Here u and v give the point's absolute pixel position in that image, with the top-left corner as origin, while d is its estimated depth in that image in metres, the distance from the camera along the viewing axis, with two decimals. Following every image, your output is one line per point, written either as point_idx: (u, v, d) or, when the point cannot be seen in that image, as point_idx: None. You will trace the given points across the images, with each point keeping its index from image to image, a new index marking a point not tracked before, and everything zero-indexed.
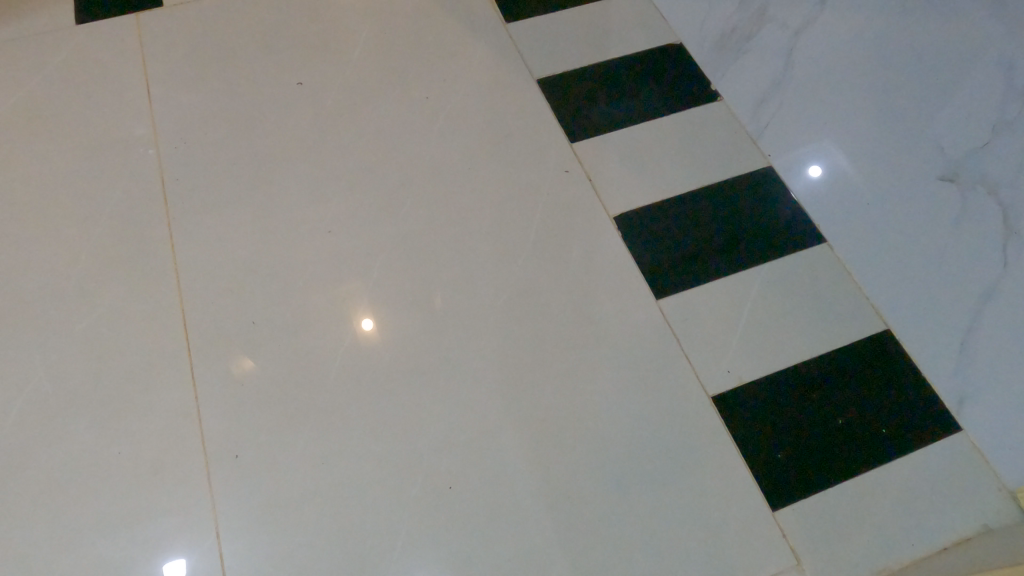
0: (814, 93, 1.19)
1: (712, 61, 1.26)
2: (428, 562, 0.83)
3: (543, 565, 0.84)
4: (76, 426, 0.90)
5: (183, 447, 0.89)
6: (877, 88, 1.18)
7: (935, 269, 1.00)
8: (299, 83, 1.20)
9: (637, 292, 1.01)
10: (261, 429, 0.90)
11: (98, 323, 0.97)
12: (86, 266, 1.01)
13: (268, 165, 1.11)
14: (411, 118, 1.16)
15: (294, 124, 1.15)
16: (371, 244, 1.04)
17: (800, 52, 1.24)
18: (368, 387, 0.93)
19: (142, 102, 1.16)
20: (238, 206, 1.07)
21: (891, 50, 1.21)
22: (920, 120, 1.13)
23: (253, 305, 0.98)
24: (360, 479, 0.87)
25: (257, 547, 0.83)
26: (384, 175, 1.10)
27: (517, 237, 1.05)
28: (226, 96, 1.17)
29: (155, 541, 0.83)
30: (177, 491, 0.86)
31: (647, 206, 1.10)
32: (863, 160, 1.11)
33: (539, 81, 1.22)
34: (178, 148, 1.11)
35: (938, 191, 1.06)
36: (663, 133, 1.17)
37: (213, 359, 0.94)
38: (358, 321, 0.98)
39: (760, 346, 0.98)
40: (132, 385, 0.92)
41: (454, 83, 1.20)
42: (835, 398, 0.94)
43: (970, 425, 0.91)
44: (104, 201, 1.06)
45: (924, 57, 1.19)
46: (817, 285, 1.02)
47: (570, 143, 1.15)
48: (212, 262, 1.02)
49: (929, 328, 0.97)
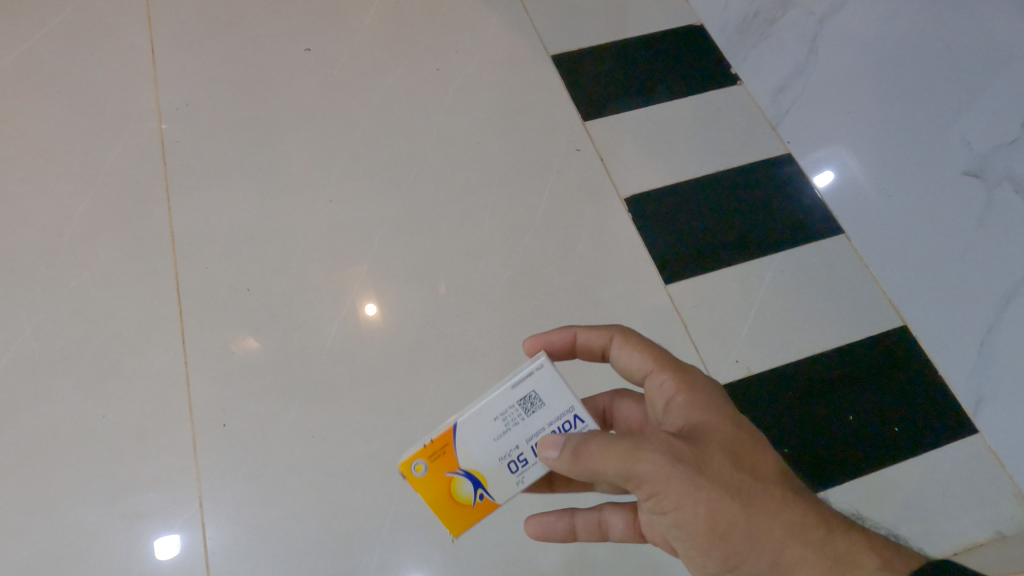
0: (835, 81, 1.13)
1: (733, 45, 1.22)
2: (417, 543, 0.81)
3: (537, 551, 0.82)
4: (62, 386, 0.87)
5: (170, 413, 0.86)
6: (899, 76, 1.08)
7: (954, 267, 0.95)
8: (307, 49, 1.16)
9: (646, 276, 0.98)
10: (250, 399, 0.87)
11: (88, 283, 0.94)
12: (81, 224, 0.98)
13: (271, 131, 1.08)
14: (420, 90, 1.13)
15: (299, 90, 1.12)
16: (373, 215, 1.01)
17: (823, 37, 1.16)
18: (362, 361, 0.90)
19: (145, 61, 1.13)
20: (239, 172, 1.04)
21: (939, 23, 1.05)
22: (949, 106, 1.02)
23: (249, 272, 0.96)
24: (350, 455, 0.85)
25: (241, 520, 0.81)
26: (390, 147, 1.07)
27: (523, 215, 1.02)
28: (232, 59, 1.14)
29: (137, 509, 0.81)
30: (162, 458, 0.84)
31: (660, 189, 1.06)
32: (883, 152, 1.06)
33: (555, 57, 1.18)
34: (180, 110, 1.08)
35: (956, 191, 0.98)
36: (680, 116, 1.14)
37: (206, 325, 0.92)
38: (357, 293, 0.95)
39: (771, 337, 0.95)
40: (121, 348, 0.90)
41: (465, 57, 1.17)
42: (848, 395, 0.91)
43: (986, 427, 0.88)
44: (101, 160, 1.03)
45: (984, 21, 1.01)
46: (834, 278, 1.00)
47: (583, 121, 1.12)
48: (210, 226, 0.99)
49: (948, 327, 0.93)
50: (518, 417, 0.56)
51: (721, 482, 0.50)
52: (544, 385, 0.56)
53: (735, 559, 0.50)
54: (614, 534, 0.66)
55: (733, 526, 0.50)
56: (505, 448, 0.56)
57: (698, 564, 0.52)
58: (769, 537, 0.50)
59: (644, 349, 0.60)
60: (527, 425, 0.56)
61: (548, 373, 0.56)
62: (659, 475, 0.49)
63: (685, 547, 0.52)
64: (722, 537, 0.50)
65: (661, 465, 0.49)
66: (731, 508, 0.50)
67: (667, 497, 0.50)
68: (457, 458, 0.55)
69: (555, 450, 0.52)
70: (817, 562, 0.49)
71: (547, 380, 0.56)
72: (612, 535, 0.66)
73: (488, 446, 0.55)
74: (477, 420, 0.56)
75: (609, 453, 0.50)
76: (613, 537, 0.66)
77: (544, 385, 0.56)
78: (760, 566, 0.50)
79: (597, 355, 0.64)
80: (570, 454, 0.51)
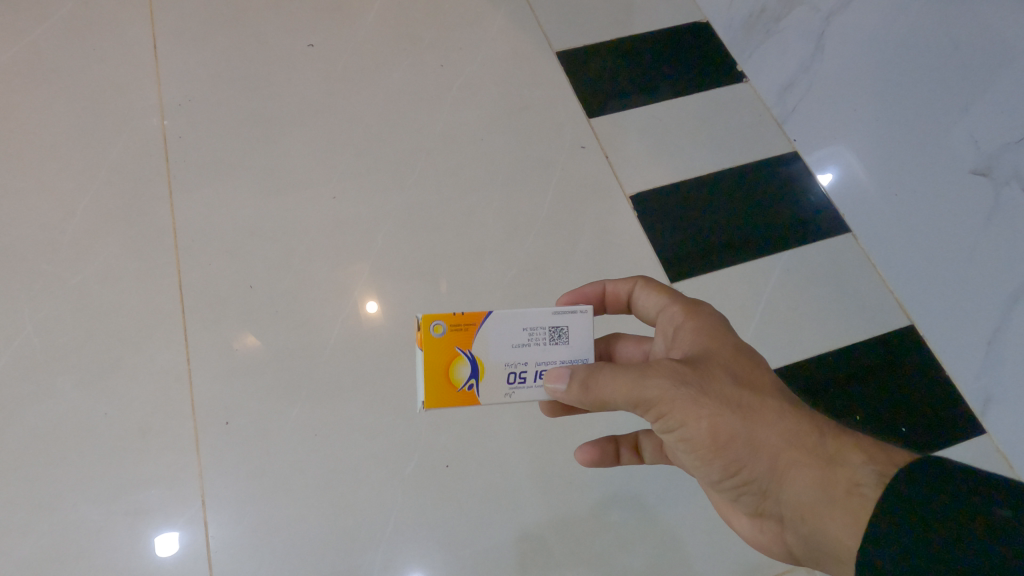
0: (843, 79, 1.13)
1: (738, 42, 1.21)
2: (420, 543, 0.80)
3: (540, 550, 0.81)
4: (63, 383, 0.87)
5: (171, 411, 0.86)
6: (907, 76, 1.10)
7: (964, 266, 0.96)
8: (310, 45, 1.16)
9: (651, 274, 0.98)
10: (252, 397, 0.87)
11: (90, 280, 0.93)
12: (82, 220, 0.97)
13: (274, 127, 1.07)
14: (424, 86, 1.12)
15: (302, 86, 1.11)
16: (376, 212, 1.00)
17: (831, 36, 1.17)
18: (365, 359, 0.90)
19: (148, 57, 1.12)
20: (242, 169, 1.03)
21: (920, 36, 1.12)
22: (951, 111, 1.05)
23: (252, 269, 0.95)
24: (353, 454, 0.84)
25: (243, 519, 0.80)
26: (394, 144, 1.06)
27: (527, 212, 1.02)
28: (235, 54, 1.14)
29: (138, 508, 0.80)
30: (163, 456, 0.83)
31: (665, 187, 1.06)
32: (890, 151, 1.06)
33: (559, 53, 1.18)
34: (182, 106, 1.08)
35: (967, 187, 1.00)
36: (685, 113, 1.13)
37: (209, 323, 0.91)
38: (360, 291, 0.95)
39: (776, 336, 0.94)
40: (122, 345, 0.89)
41: (469, 53, 1.16)
42: (854, 394, 0.90)
43: (994, 428, 0.88)
44: (103, 156, 1.03)
45: (966, 42, 1.09)
46: (840, 277, 0.99)
47: (588, 118, 1.11)
48: (212, 223, 0.98)
49: (956, 327, 0.93)
50: (542, 341, 0.61)
51: (721, 400, 0.54)
52: (579, 330, 0.61)
53: (739, 466, 0.55)
54: (648, 456, 0.72)
55: (733, 437, 0.54)
56: (516, 357, 0.60)
57: (706, 473, 0.57)
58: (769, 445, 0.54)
59: (657, 290, 0.67)
60: (546, 351, 0.61)
61: (584, 319, 0.62)
62: (665, 399, 0.53)
63: (693, 459, 0.57)
64: (723, 448, 0.54)
65: (666, 388, 0.53)
66: (731, 422, 0.54)
67: (672, 416, 0.54)
68: (474, 344, 0.59)
69: (563, 381, 0.57)
70: (814, 463, 0.53)
71: (581, 326, 0.62)
72: (647, 457, 0.73)
73: (505, 346, 0.60)
74: (510, 320, 0.60)
75: (615, 383, 0.54)
76: (646, 458, 0.73)
77: (576, 326, 0.62)
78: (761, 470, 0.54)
79: (621, 303, 0.71)
80: (579, 385, 0.56)
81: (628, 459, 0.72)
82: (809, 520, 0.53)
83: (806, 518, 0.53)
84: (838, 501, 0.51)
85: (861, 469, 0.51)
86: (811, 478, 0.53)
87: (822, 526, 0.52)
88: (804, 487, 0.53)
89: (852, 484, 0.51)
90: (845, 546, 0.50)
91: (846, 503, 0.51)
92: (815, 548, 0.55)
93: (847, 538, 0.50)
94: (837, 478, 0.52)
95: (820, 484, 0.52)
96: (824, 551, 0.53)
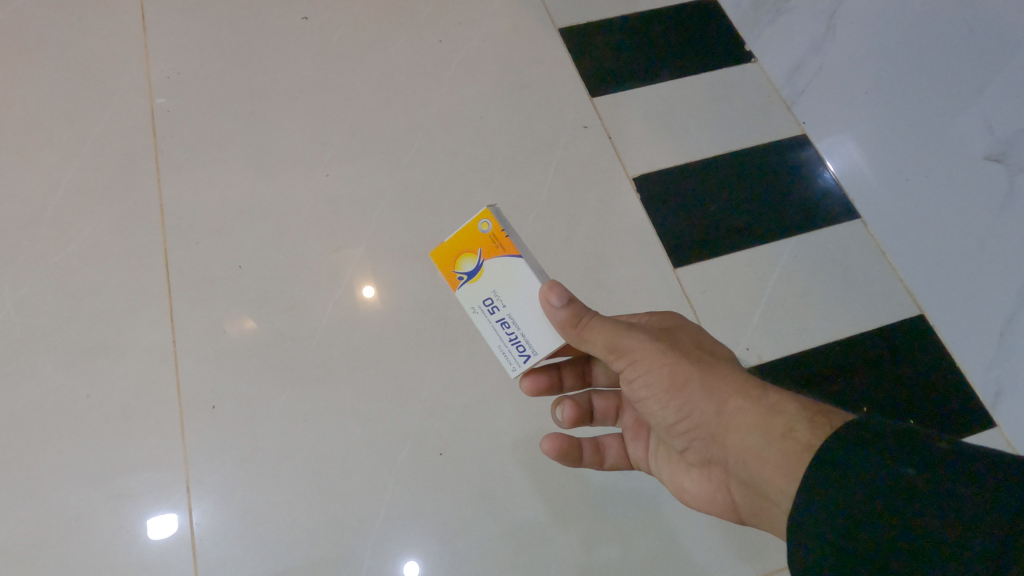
0: (854, 63, 1.09)
1: (747, 21, 1.17)
2: (413, 534, 0.78)
3: (537, 541, 0.79)
4: (44, 364, 0.84)
5: (157, 394, 0.83)
6: (917, 58, 1.04)
7: (974, 257, 0.92)
8: (304, 18, 1.12)
9: (653, 258, 0.95)
10: (241, 380, 0.84)
11: (73, 257, 0.90)
12: (66, 195, 0.94)
13: (265, 103, 1.03)
14: (422, 63, 1.09)
15: (295, 61, 1.08)
16: (372, 191, 0.97)
17: (842, 17, 1.12)
18: (357, 342, 0.87)
19: (135, 26, 1.08)
20: (233, 145, 1.00)
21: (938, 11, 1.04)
22: (962, 96, 0.99)
23: (243, 249, 0.92)
24: (345, 441, 0.81)
25: (229, 505, 0.78)
26: (390, 120, 1.03)
27: (526, 193, 0.98)
28: (226, 27, 1.10)
29: (122, 493, 0.78)
30: (148, 440, 0.80)
31: (669, 169, 1.02)
32: (898, 138, 1.02)
33: (562, 30, 1.14)
34: (172, 78, 1.04)
35: (978, 176, 0.95)
36: (692, 94, 1.10)
37: (197, 303, 0.88)
38: (355, 274, 0.91)
39: (782, 324, 0.92)
40: (107, 326, 0.86)
41: (470, 29, 1.12)
42: (863, 384, 0.88)
43: (1005, 422, 0.86)
44: (88, 129, 0.99)
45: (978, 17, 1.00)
46: (849, 264, 0.97)
47: (591, 98, 1.08)
48: (200, 201, 0.95)
49: (967, 317, 0.91)
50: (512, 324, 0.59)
51: (680, 351, 0.60)
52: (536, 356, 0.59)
53: (690, 411, 0.60)
54: (609, 459, 0.73)
55: (688, 381, 0.59)
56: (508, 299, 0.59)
57: (662, 420, 0.62)
58: (722, 394, 0.59)
59: None
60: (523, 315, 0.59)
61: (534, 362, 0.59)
62: (634, 346, 0.59)
63: (651, 406, 0.62)
64: (679, 391, 0.59)
65: (637, 338, 0.59)
66: (687, 367, 0.59)
67: (639, 363, 0.60)
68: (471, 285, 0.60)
69: (558, 300, 0.55)
70: (758, 410, 0.57)
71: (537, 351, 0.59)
72: (606, 460, 0.73)
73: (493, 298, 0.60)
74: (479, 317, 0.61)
75: (598, 325, 0.58)
76: (607, 462, 0.73)
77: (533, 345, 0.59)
78: (709, 415, 0.59)
79: None
80: (572, 317, 0.56)
81: (590, 460, 0.72)
82: (748, 465, 0.56)
83: (745, 462, 0.56)
84: (773, 445, 0.54)
85: (795, 418, 0.54)
86: (753, 423, 0.56)
87: (759, 468, 0.55)
88: (746, 432, 0.56)
89: (786, 428, 0.54)
90: (777, 487, 0.53)
91: (782, 445, 0.54)
92: (754, 493, 0.58)
93: (780, 479, 0.53)
94: (774, 424, 0.55)
95: (761, 429, 0.56)
96: (761, 492, 0.56)
